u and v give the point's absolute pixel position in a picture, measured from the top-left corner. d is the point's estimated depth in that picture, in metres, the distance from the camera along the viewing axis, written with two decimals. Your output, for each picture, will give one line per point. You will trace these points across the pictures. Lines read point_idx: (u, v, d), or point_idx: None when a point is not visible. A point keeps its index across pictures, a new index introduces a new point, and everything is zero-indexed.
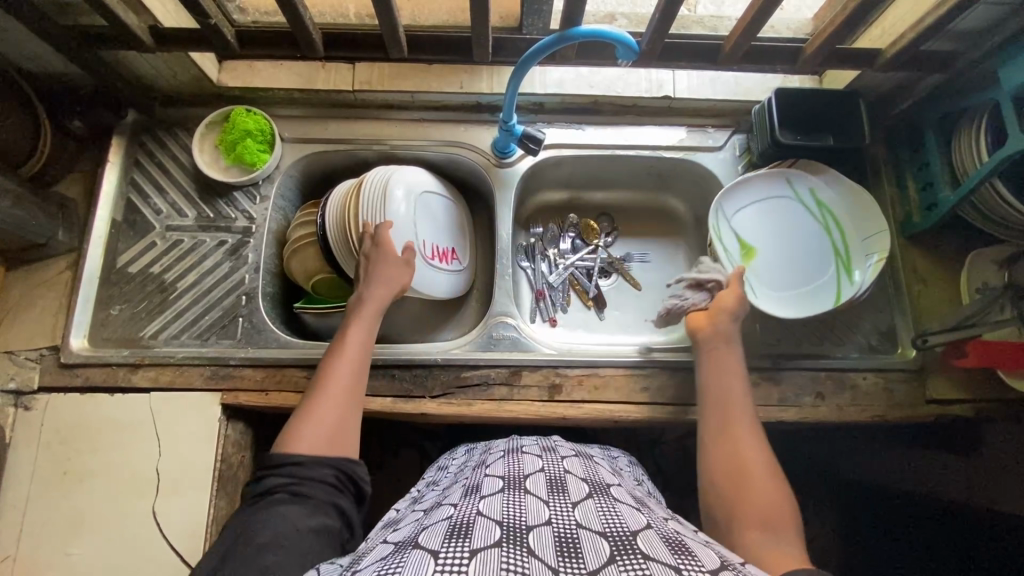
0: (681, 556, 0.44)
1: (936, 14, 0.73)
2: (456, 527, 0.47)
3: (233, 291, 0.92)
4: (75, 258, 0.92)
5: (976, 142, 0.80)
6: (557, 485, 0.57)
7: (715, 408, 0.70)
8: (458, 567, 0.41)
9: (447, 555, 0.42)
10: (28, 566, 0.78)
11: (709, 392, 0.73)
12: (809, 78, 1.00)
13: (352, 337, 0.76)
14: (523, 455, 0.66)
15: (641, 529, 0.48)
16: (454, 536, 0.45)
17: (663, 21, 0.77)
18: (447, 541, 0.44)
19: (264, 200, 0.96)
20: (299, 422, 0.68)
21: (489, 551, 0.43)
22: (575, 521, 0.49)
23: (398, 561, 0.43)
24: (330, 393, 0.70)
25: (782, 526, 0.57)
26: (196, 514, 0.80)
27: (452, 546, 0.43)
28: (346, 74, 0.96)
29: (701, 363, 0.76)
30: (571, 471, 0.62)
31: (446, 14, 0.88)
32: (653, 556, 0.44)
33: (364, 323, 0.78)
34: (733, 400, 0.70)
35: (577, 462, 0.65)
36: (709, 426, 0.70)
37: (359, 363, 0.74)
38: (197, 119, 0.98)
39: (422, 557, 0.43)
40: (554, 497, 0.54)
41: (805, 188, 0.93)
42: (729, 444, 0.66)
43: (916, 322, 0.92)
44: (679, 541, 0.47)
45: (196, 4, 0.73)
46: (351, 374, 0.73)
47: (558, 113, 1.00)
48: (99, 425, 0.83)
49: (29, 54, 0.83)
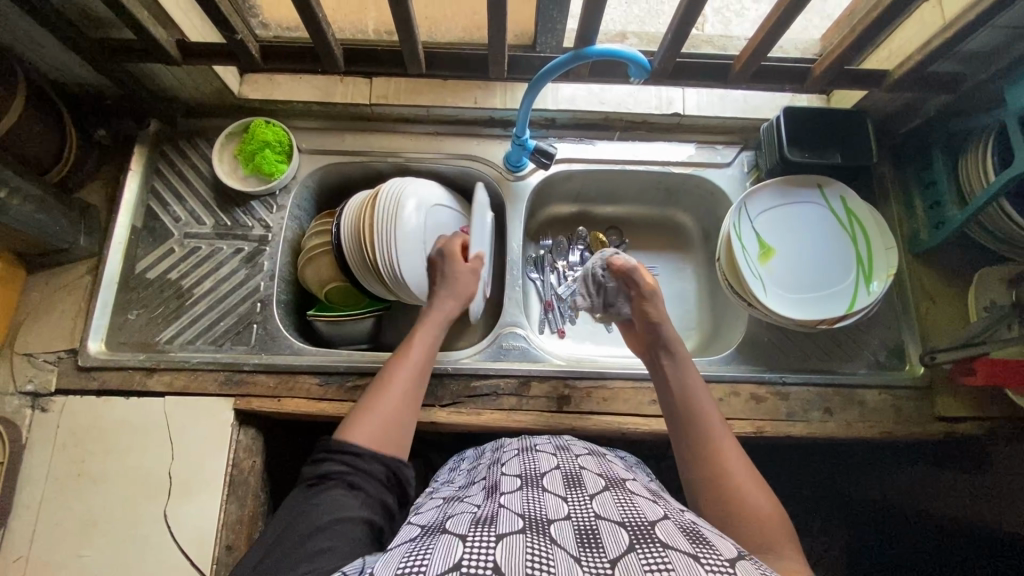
0: (699, 545, 0.45)
1: (944, 36, 0.75)
2: (481, 518, 0.48)
3: (248, 298, 0.94)
4: (95, 263, 0.93)
5: (983, 162, 0.82)
6: (574, 480, 0.58)
7: (687, 429, 0.67)
8: (485, 549, 0.42)
9: (475, 539, 0.43)
10: (41, 567, 0.79)
11: (677, 410, 0.69)
12: (818, 97, 1.02)
13: (420, 338, 0.77)
14: (539, 453, 0.67)
15: (659, 519, 0.49)
16: (480, 524, 0.46)
17: (675, 40, 0.79)
18: (474, 528, 0.46)
19: (281, 209, 0.98)
20: (362, 412, 0.68)
21: (515, 537, 0.44)
22: (594, 513, 0.50)
23: (426, 547, 0.44)
24: (398, 387, 0.70)
25: (779, 545, 0.55)
26: (209, 518, 0.81)
27: (478, 532, 0.45)
28: (364, 87, 0.98)
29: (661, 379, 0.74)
30: (586, 467, 0.63)
31: (462, 31, 0.90)
32: (672, 545, 0.44)
33: (429, 328, 0.79)
34: (701, 409, 0.68)
35: (592, 459, 0.66)
36: (683, 446, 0.66)
37: (422, 365, 0.74)
38: (217, 130, 1.01)
39: (450, 542, 0.44)
40: (572, 492, 0.55)
41: (836, 196, 0.93)
42: (708, 463, 0.63)
43: (924, 339, 0.93)
44: (696, 532, 0.48)
45: (224, 18, 0.75)
46: (417, 374, 0.73)
47: (569, 128, 1.02)
48: (114, 428, 0.85)
49: (58, 63, 0.86)
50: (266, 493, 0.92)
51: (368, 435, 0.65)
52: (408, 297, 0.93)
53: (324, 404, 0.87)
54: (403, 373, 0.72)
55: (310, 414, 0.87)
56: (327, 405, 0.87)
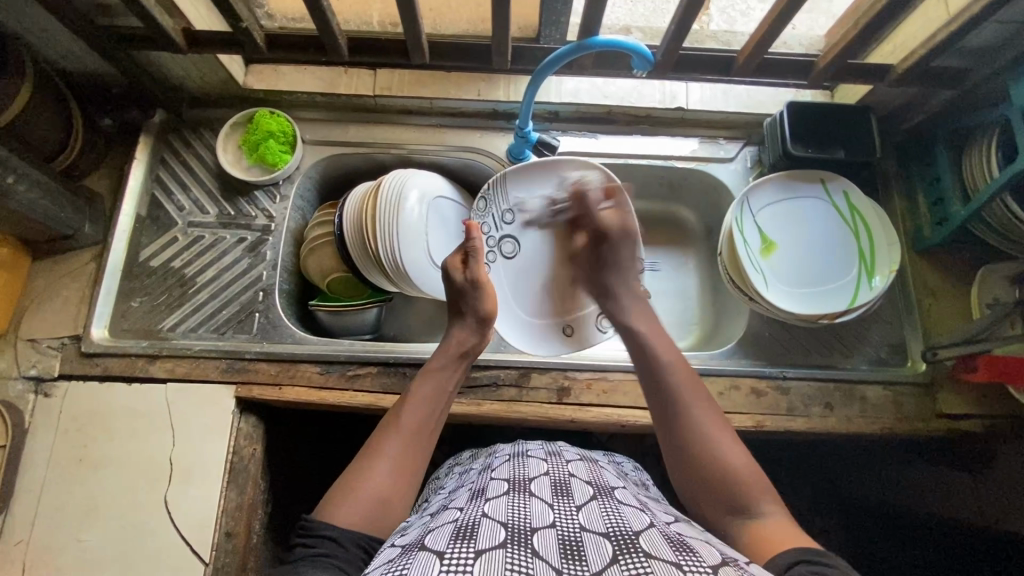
0: (683, 554, 0.45)
1: (948, 30, 0.75)
2: (462, 529, 0.49)
3: (251, 287, 0.94)
4: (99, 251, 0.94)
5: (987, 157, 0.81)
6: (562, 487, 0.58)
7: (676, 430, 0.62)
8: (464, 566, 0.43)
9: (453, 556, 0.44)
10: (42, 550, 0.79)
11: (654, 393, 0.66)
12: (822, 92, 1.02)
13: (423, 409, 0.68)
14: (528, 459, 0.67)
15: (644, 528, 0.49)
16: (460, 538, 0.47)
17: (679, 31, 0.79)
18: (453, 543, 0.46)
19: (284, 199, 0.98)
20: (344, 486, 0.60)
21: (494, 551, 0.44)
22: (578, 523, 0.50)
23: (404, 564, 0.45)
24: (384, 457, 0.62)
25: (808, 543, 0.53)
26: (208, 504, 0.82)
27: (457, 548, 0.45)
28: (367, 79, 0.99)
29: (646, 370, 0.68)
30: (576, 474, 0.63)
31: (466, 23, 0.91)
32: (656, 555, 0.44)
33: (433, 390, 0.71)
34: (655, 353, 0.68)
35: (582, 465, 0.66)
36: (652, 412, 0.66)
37: (427, 431, 0.67)
38: (222, 120, 1.01)
39: (428, 559, 0.44)
40: (559, 500, 0.55)
41: (839, 191, 0.92)
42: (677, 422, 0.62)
43: (926, 336, 0.93)
44: (681, 542, 0.47)
45: (230, 7, 0.76)
46: (411, 446, 0.64)
47: (572, 122, 1.02)
48: (116, 414, 0.85)
49: (61, 47, 0.87)
50: (265, 480, 0.92)
51: (346, 514, 0.58)
52: (408, 289, 0.93)
53: (324, 392, 0.88)
54: (403, 441, 0.64)
55: (310, 403, 0.87)
56: (327, 394, 0.87)
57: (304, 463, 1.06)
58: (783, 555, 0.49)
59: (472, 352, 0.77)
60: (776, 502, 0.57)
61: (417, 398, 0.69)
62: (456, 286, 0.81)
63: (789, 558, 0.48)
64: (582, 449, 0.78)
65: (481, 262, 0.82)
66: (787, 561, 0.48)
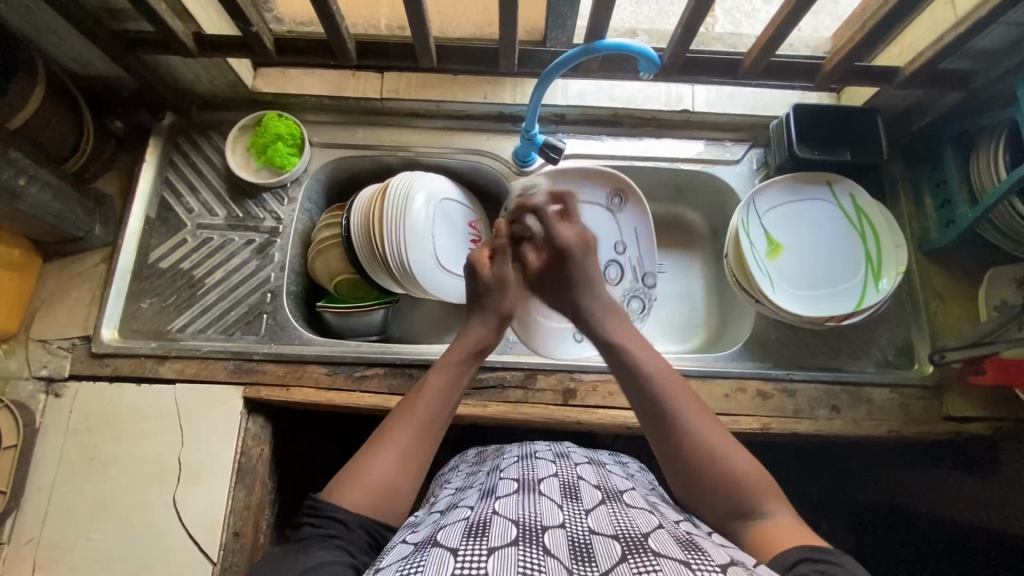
0: (692, 554, 0.45)
1: (956, 33, 0.75)
2: (473, 526, 0.49)
3: (259, 288, 0.95)
4: (109, 252, 0.95)
5: (994, 159, 0.81)
6: (571, 490, 0.58)
7: (667, 439, 0.61)
8: (478, 563, 0.43)
9: (467, 552, 0.44)
10: (52, 549, 0.80)
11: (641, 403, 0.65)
12: (828, 95, 1.02)
13: (435, 397, 0.67)
14: (537, 460, 0.67)
15: (652, 530, 0.49)
16: (472, 534, 0.47)
17: (685, 34, 0.79)
18: (466, 539, 0.47)
19: (292, 201, 0.99)
20: (350, 469, 0.61)
21: (507, 548, 0.45)
22: (588, 527, 0.50)
23: (419, 561, 0.45)
24: (392, 441, 0.62)
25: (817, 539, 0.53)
26: (217, 504, 0.82)
27: (470, 544, 0.46)
28: (376, 82, 1.00)
29: (631, 381, 0.66)
30: (584, 477, 0.63)
31: (473, 26, 0.91)
32: (664, 554, 0.44)
33: (445, 377, 0.70)
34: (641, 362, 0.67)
35: (590, 468, 0.66)
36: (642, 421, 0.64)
37: (440, 420, 0.66)
38: (230, 123, 1.02)
39: (442, 555, 0.45)
40: (568, 502, 0.55)
41: (845, 193, 0.93)
42: (670, 437, 0.61)
43: (934, 339, 0.92)
44: (690, 542, 0.48)
45: (240, 11, 0.76)
46: (421, 434, 0.64)
47: (578, 124, 1.02)
48: (126, 413, 0.86)
49: (73, 51, 0.88)
50: (272, 481, 0.93)
51: (353, 496, 0.58)
52: (415, 291, 0.93)
53: (332, 393, 0.88)
54: (414, 426, 0.64)
55: (318, 403, 0.88)
56: (335, 395, 0.88)
57: (310, 464, 1.07)
58: (790, 551, 0.49)
59: (489, 349, 0.76)
60: (785, 504, 0.57)
61: (429, 387, 0.68)
62: (484, 281, 0.79)
63: (794, 555, 0.49)
64: (586, 451, 0.79)
65: (509, 260, 0.81)
66: (790, 560, 0.48)
